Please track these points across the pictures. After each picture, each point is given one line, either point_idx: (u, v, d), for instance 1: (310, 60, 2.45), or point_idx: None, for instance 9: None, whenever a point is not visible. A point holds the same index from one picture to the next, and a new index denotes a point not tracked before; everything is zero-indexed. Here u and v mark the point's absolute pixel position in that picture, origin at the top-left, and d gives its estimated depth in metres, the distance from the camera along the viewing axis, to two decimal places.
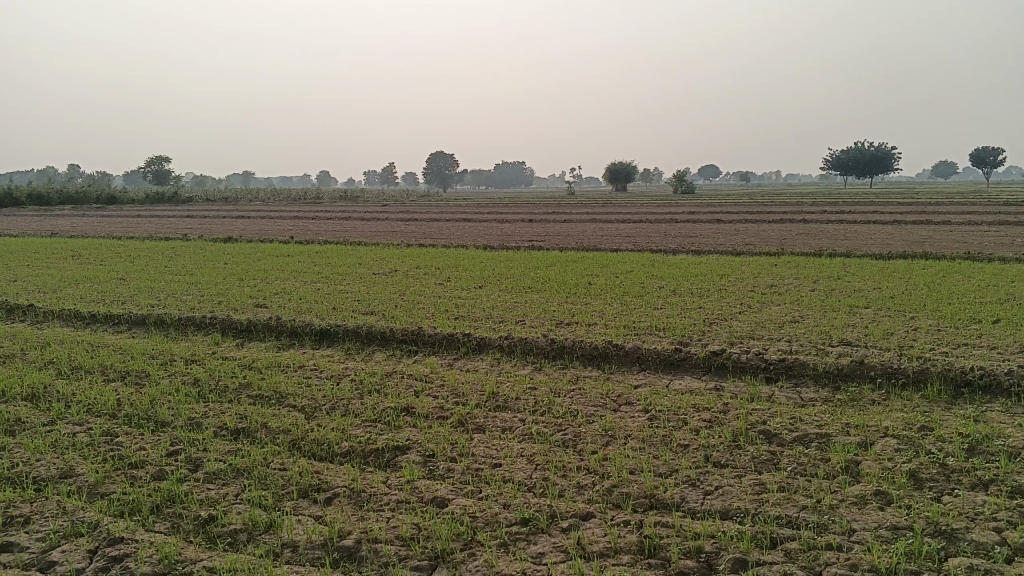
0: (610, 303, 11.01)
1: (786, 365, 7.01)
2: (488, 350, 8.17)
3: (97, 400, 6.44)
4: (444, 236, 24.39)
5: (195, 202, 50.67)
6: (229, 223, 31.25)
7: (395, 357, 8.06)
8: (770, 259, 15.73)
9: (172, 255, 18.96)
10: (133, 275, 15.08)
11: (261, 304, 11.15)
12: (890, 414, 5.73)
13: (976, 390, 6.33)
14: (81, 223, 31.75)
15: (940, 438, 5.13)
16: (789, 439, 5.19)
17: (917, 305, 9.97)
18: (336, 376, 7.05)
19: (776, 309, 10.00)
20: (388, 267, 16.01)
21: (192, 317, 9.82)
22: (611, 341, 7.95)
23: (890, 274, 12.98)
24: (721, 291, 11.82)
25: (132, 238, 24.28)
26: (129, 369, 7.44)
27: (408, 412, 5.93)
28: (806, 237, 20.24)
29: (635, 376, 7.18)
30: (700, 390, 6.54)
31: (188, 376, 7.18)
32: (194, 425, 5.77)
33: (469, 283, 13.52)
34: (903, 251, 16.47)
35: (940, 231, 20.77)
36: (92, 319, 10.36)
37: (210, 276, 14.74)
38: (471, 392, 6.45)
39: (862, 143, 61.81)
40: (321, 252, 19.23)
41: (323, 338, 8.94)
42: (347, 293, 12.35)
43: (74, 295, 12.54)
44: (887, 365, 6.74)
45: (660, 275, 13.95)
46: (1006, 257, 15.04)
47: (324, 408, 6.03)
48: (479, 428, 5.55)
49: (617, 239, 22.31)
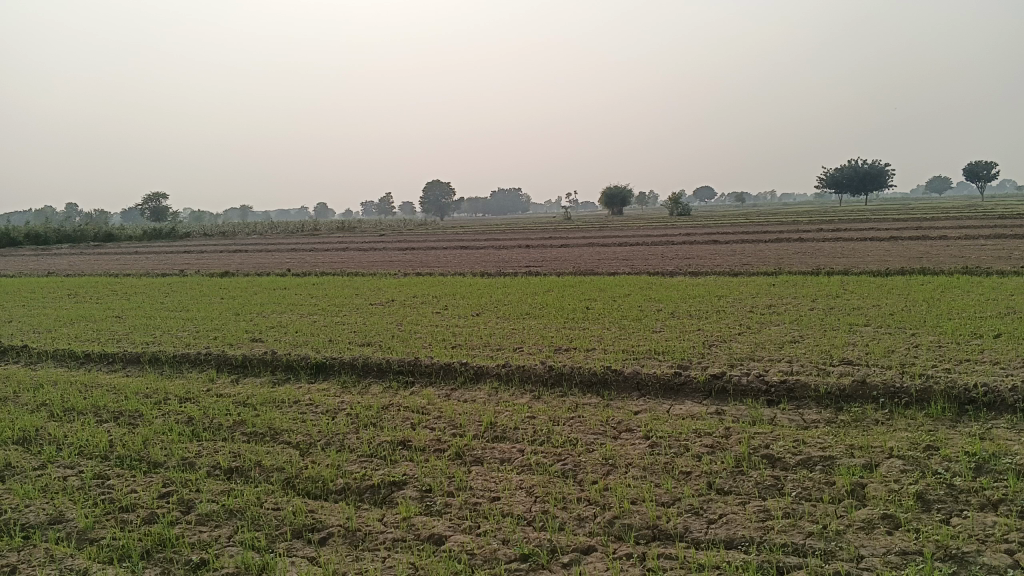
0: (609, 328, 10.94)
1: (788, 387, 6.91)
2: (485, 379, 8.08)
3: (88, 442, 6.34)
4: (441, 265, 24.34)
5: (192, 237, 50.71)
6: (225, 257, 31.17)
7: (392, 388, 7.96)
8: (767, 279, 15.70)
9: (168, 290, 18.92)
10: (128, 312, 15.01)
11: (258, 338, 11.06)
12: (895, 434, 5.64)
13: (980, 407, 6.24)
14: (77, 261, 31.68)
15: (947, 458, 5.04)
16: (792, 463, 5.10)
17: (918, 321, 9.91)
18: (331, 411, 6.94)
19: (775, 329, 9.93)
20: (385, 297, 15.96)
21: (187, 353, 9.73)
22: (610, 366, 7.86)
23: (888, 291, 12.93)
24: (720, 312, 11.77)
25: (128, 275, 24.22)
26: (122, 409, 7.34)
27: (405, 445, 5.83)
28: (803, 256, 20.24)
29: (634, 402, 7.08)
30: (701, 414, 6.44)
31: (181, 415, 7.06)
32: (187, 465, 5.67)
33: (467, 311, 13.47)
34: (901, 267, 16.44)
35: (936, 246, 20.81)
36: (87, 358, 10.27)
37: (206, 311, 14.67)
38: (469, 423, 6.35)
39: (857, 161, 62.08)
40: (318, 284, 19.17)
41: (319, 371, 8.85)
42: (344, 324, 12.28)
43: (68, 334, 12.44)
44: (889, 385, 6.65)
45: (658, 297, 13.91)
46: (1004, 271, 15.01)
47: (319, 444, 5.93)
48: (476, 460, 5.46)
49: (615, 262, 22.25)
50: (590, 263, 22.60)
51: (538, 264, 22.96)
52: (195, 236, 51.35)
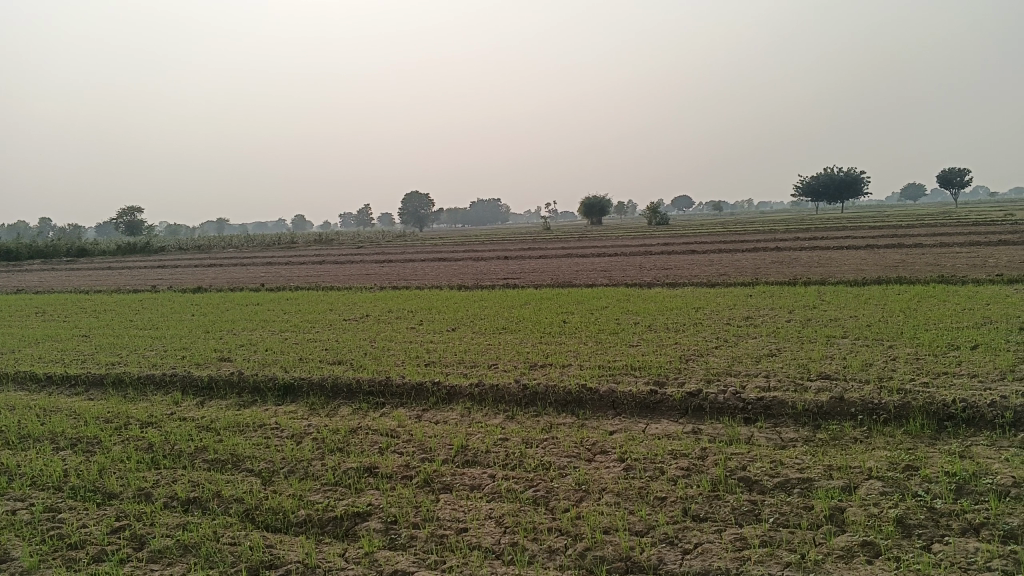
0: (585, 342, 10.78)
1: (765, 405, 6.77)
2: (458, 399, 7.89)
3: (42, 472, 6.07)
4: (418, 277, 24.14)
5: (167, 251, 50.12)
6: (199, 272, 30.77)
7: (362, 410, 7.75)
8: (745, 290, 15.64)
9: (139, 307, 18.58)
10: (96, 331, 14.67)
11: (226, 358, 10.81)
12: (873, 453, 5.52)
13: (959, 424, 6.14)
14: (48, 277, 31.17)
15: (927, 478, 4.92)
16: (770, 486, 4.95)
17: (895, 332, 9.84)
18: (297, 436, 6.72)
19: (753, 342, 9.84)
20: (360, 312, 15.74)
21: (152, 375, 9.45)
22: (585, 385, 7.69)
23: (865, 301, 12.90)
24: (697, 324, 11.66)
25: (99, 291, 23.79)
26: (79, 436, 7.06)
27: (372, 472, 5.63)
28: (780, 266, 20.27)
29: (610, 422, 6.91)
30: (677, 434, 6.29)
31: (141, 441, 6.80)
32: (143, 497, 5.43)
33: (442, 326, 13.28)
34: (877, 276, 16.44)
35: (912, 255, 20.90)
36: (48, 380, 9.95)
37: (176, 329, 14.37)
38: (439, 447, 6.15)
39: (832, 170, 62.57)
40: (292, 299, 18.89)
41: (287, 393, 8.61)
42: (315, 342, 12.03)
43: (31, 355, 12.10)
44: (868, 401, 6.53)
45: (635, 310, 13.80)
46: (980, 280, 15.05)
47: (282, 472, 5.72)
48: (445, 488, 5.27)
49: (593, 273, 22.15)
50: (568, 274, 22.50)
51: (516, 276, 22.82)
52: (169, 250, 50.77)
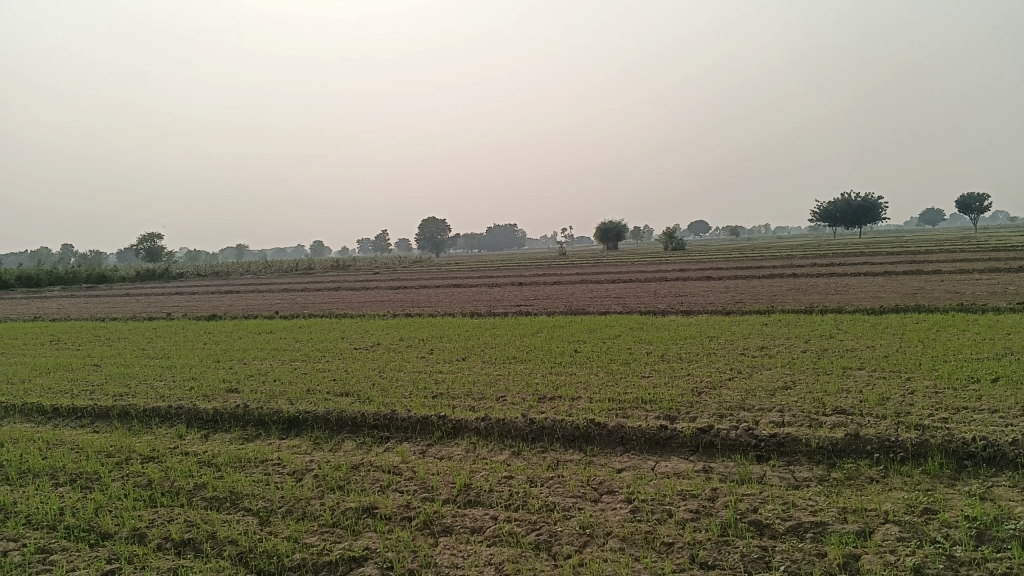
0: (595, 373, 10.62)
1: (778, 441, 6.57)
2: (463, 434, 7.74)
3: (37, 510, 5.96)
4: (432, 304, 24.06)
5: (186, 277, 50.43)
6: (215, 299, 30.84)
7: (366, 445, 7.61)
8: (760, 318, 15.44)
9: (152, 335, 18.58)
10: (107, 360, 14.63)
11: (235, 388, 10.72)
12: (890, 495, 5.31)
13: (980, 463, 5.92)
14: (67, 304, 31.35)
15: (946, 524, 4.70)
16: (781, 531, 4.76)
17: (913, 364, 9.59)
18: (298, 472, 6.59)
19: (767, 374, 9.64)
20: (371, 341, 15.64)
21: (158, 408, 9.35)
22: (593, 420, 7.51)
23: (882, 330, 12.68)
24: (711, 354, 11.47)
25: (115, 318, 23.89)
26: (80, 472, 6.95)
27: (371, 513, 5.49)
28: (796, 293, 20.06)
29: (618, 459, 6.73)
30: (686, 473, 6.11)
31: (141, 478, 6.69)
32: (137, 537, 5.32)
33: (452, 355, 13.16)
34: (895, 304, 16.20)
35: (931, 282, 20.63)
36: (55, 412, 9.87)
37: (187, 358, 14.33)
38: (441, 486, 6.00)
39: (849, 196, 62.24)
40: (305, 327, 18.83)
41: (292, 426, 8.50)
42: (324, 372, 11.90)
43: (41, 385, 12.06)
44: (884, 439, 6.32)
45: (648, 338, 13.64)
46: (1001, 307, 14.78)
47: (279, 512, 5.60)
48: (445, 530, 5.12)
49: (607, 300, 22.02)
50: (581, 301, 22.35)
51: (530, 303, 22.71)
52: (188, 276, 51.16)
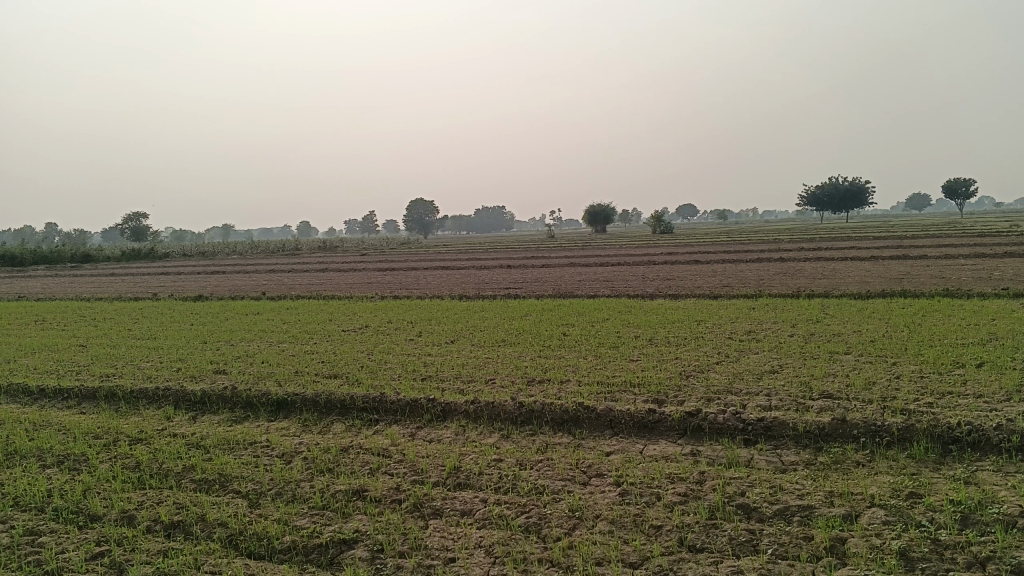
0: (584, 357, 10.65)
1: (765, 425, 6.62)
2: (452, 417, 7.75)
3: (24, 492, 5.94)
4: (420, 286, 24.00)
5: (172, 257, 50.17)
6: (202, 279, 30.67)
7: (355, 428, 7.62)
8: (747, 302, 15.52)
9: (138, 316, 18.48)
10: (93, 341, 14.53)
11: (223, 370, 10.68)
12: (877, 479, 5.36)
13: (965, 448, 5.98)
14: (51, 284, 31.11)
15: (931, 508, 4.76)
16: (768, 514, 4.80)
17: (899, 349, 9.67)
18: (287, 455, 6.59)
19: (755, 358, 9.70)
20: (359, 323, 15.62)
21: (146, 389, 9.31)
22: (582, 403, 7.53)
23: (869, 315, 12.76)
24: (699, 338, 11.52)
25: (101, 299, 23.74)
26: (67, 454, 6.92)
27: (361, 495, 5.50)
28: (783, 277, 20.14)
29: (607, 442, 6.76)
30: (675, 456, 6.15)
31: (129, 460, 6.67)
32: (125, 519, 5.31)
33: (441, 338, 13.15)
34: (881, 289, 16.30)
35: (917, 267, 20.76)
36: (41, 393, 9.81)
37: (174, 339, 14.27)
38: (431, 468, 6.01)
39: (837, 180, 62.45)
40: (293, 309, 18.78)
41: (280, 408, 8.48)
42: (312, 354, 11.87)
43: (26, 366, 11.98)
44: (871, 423, 6.37)
45: (636, 322, 13.68)
46: (986, 293, 14.90)
47: (269, 494, 5.60)
48: (435, 513, 5.14)
49: (595, 283, 22.05)
50: (570, 285, 22.37)
51: (518, 286, 22.70)
52: (174, 257, 50.87)
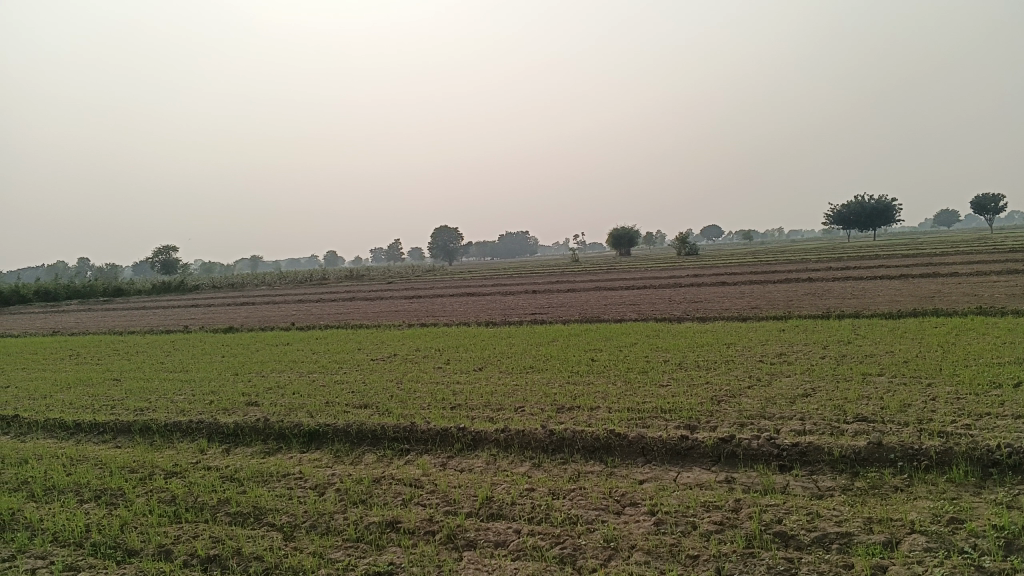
0: (614, 382, 10.60)
1: (800, 451, 6.55)
2: (483, 446, 7.74)
3: (63, 527, 6.01)
4: (447, 314, 24.05)
5: (201, 290, 50.79)
6: (231, 311, 31.00)
7: (386, 459, 7.64)
8: (777, 324, 15.39)
9: (170, 349, 18.69)
10: (126, 375, 14.71)
11: (254, 402, 10.76)
12: (916, 504, 5.28)
13: (1006, 471, 5.88)
14: (85, 318, 31.59)
15: (974, 534, 4.67)
16: (807, 542, 4.74)
17: (933, 369, 9.52)
18: (320, 486, 6.61)
19: (786, 381, 9.60)
20: (388, 351, 15.69)
21: (179, 422, 9.40)
22: (613, 430, 7.50)
23: (901, 335, 12.60)
24: (729, 362, 11.43)
25: (133, 332, 24.06)
26: (104, 488, 7.00)
27: (395, 527, 5.51)
28: (812, 298, 19.97)
29: (640, 470, 6.72)
30: (709, 484, 6.10)
31: (165, 493, 6.74)
32: (163, 554, 5.36)
33: (469, 365, 13.17)
34: (912, 308, 16.10)
35: (948, 285, 20.49)
36: (77, 428, 9.94)
37: (206, 372, 14.42)
38: (463, 498, 6.01)
39: (863, 198, 61.97)
40: (322, 339, 18.90)
41: (312, 440, 8.53)
42: (342, 384, 11.92)
43: (62, 401, 12.15)
44: (908, 447, 6.28)
45: (665, 346, 13.61)
46: (1020, 310, 14.67)
47: (304, 526, 5.63)
48: (469, 545, 5.13)
49: (622, 307, 21.98)
50: (596, 309, 22.32)
51: (544, 311, 22.69)
52: (204, 289, 51.50)
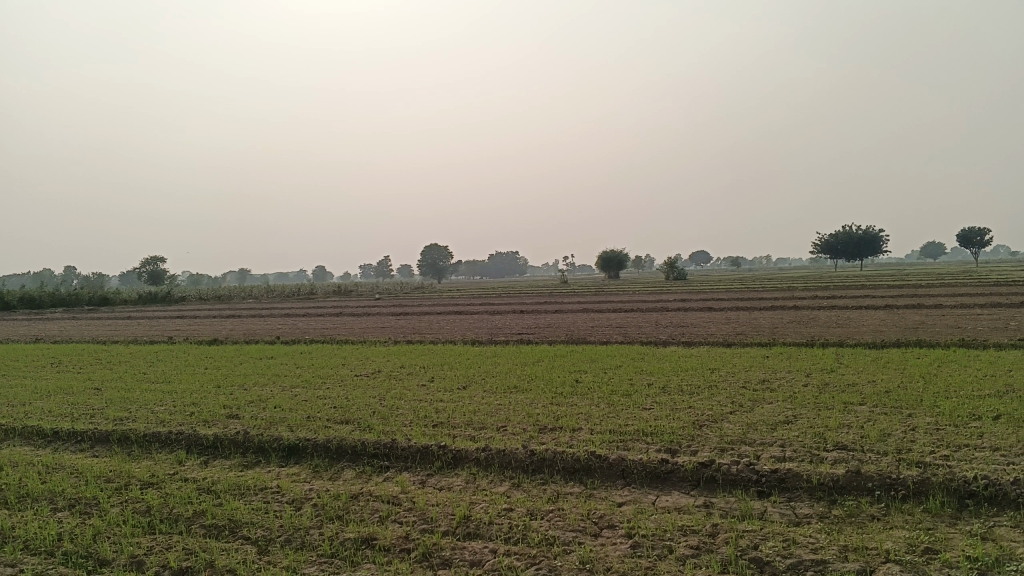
0: (596, 404, 10.60)
1: (779, 477, 6.56)
2: (463, 464, 7.72)
3: (36, 535, 5.94)
4: (433, 331, 23.99)
5: (188, 301, 50.65)
6: (215, 323, 30.75)
7: (364, 475, 7.60)
8: (761, 351, 15.44)
9: (153, 360, 18.54)
10: (107, 384, 14.57)
11: (235, 415, 10.68)
12: (893, 533, 5.30)
13: (982, 502, 5.91)
14: (68, 326, 31.33)
15: (947, 564, 4.69)
16: (782, 568, 4.74)
17: (914, 400, 9.57)
18: (297, 501, 6.57)
19: (769, 408, 9.62)
20: (372, 368, 15.65)
21: (158, 433, 9.32)
22: (594, 452, 7.48)
23: (884, 365, 12.66)
24: (712, 387, 11.44)
25: (116, 341, 23.84)
26: (79, 497, 6.93)
27: (370, 543, 5.49)
28: (798, 325, 20.04)
29: (618, 493, 6.71)
30: (688, 508, 6.10)
31: (140, 504, 6.67)
32: (134, 565, 5.31)
33: (453, 384, 13.14)
34: (896, 338, 16.20)
35: (932, 316, 20.63)
36: (54, 436, 9.84)
37: (189, 383, 14.33)
38: (441, 517, 5.98)
39: (851, 230, 62.42)
40: (306, 353, 18.80)
41: (291, 454, 8.47)
42: (324, 399, 11.88)
43: (41, 408, 12.03)
44: (886, 476, 6.30)
45: (649, 370, 13.62)
46: (1001, 344, 14.78)
47: (278, 540, 5.59)
48: (444, 563, 5.11)
49: (608, 330, 21.97)
50: (583, 330, 22.32)
51: (530, 331, 22.64)
52: (190, 300, 51.27)
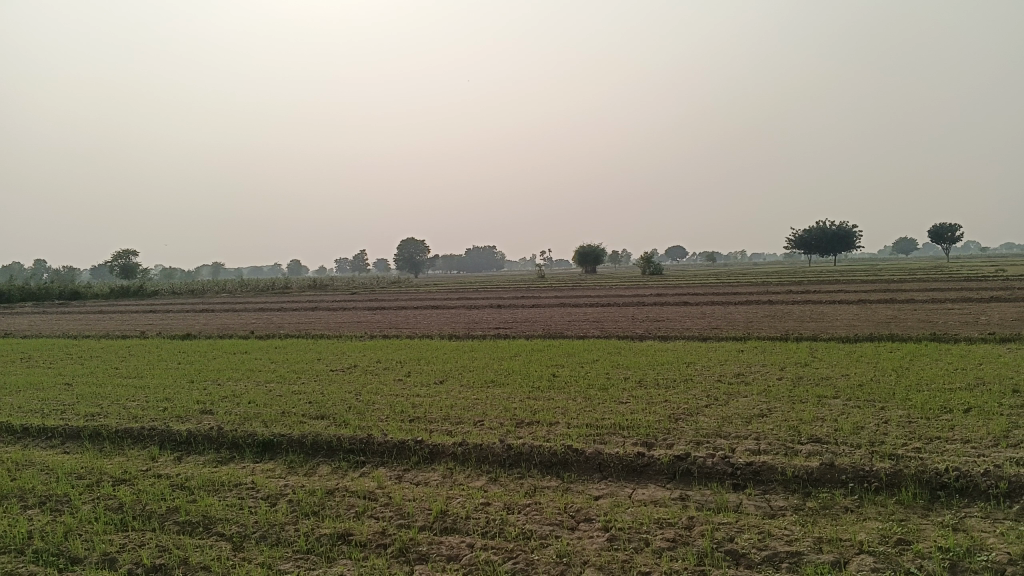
0: (573, 398, 10.62)
1: (754, 470, 6.60)
2: (440, 459, 7.70)
3: (5, 533, 5.84)
4: (410, 326, 23.87)
5: (161, 295, 50.10)
6: (188, 317, 30.40)
7: (341, 470, 7.56)
8: (736, 345, 15.54)
9: (125, 354, 18.32)
10: (78, 380, 14.35)
11: (209, 410, 10.57)
12: (866, 525, 5.35)
13: (953, 493, 5.99)
14: (37, 321, 30.82)
15: (920, 555, 4.74)
16: (757, 561, 4.77)
17: (886, 393, 9.67)
18: (273, 497, 6.52)
19: (744, 401, 9.68)
20: (348, 362, 15.57)
21: (130, 429, 9.21)
22: (571, 446, 7.49)
23: (857, 359, 12.79)
24: (688, 381, 11.49)
25: (86, 336, 23.51)
26: (49, 494, 6.83)
27: (346, 539, 5.45)
28: (772, 320, 20.20)
29: (596, 487, 6.72)
30: (664, 501, 6.13)
31: (112, 500, 6.59)
32: (106, 562, 5.24)
33: (430, 379, 13.09)
34: (868, 333, 16.37)
35: (904, 311, 20.87)
36: (24, 432, 9.69)
37: (162, 378, 14.17)
38: (418, 512, 5.95)
39: (825, 226, 62.99)
40: (281, 348, 18.65)
41: (266, 450, 8.41)
42: (300, 394, 11.79)
43: (10, 404, 11.85)
44: (859, 468, 6.37)
45: (625, 364, 13.67)
46: (972, 338, 14.98)
47: (254, 536, 5.55)
48: (421, 558, 5.09)
49: (585, 324, 22.02)
50: (560, 325, 22.32)
51: (508, 326, 22.63)
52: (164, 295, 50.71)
